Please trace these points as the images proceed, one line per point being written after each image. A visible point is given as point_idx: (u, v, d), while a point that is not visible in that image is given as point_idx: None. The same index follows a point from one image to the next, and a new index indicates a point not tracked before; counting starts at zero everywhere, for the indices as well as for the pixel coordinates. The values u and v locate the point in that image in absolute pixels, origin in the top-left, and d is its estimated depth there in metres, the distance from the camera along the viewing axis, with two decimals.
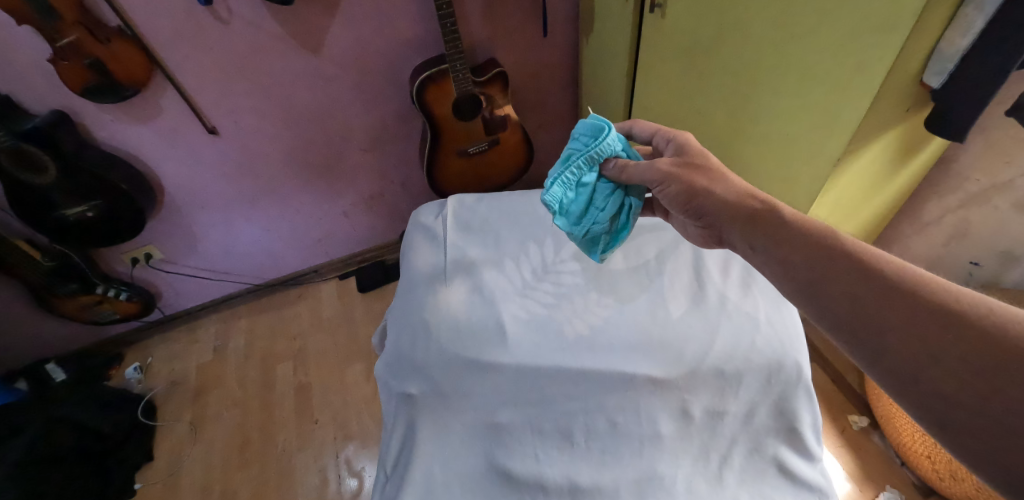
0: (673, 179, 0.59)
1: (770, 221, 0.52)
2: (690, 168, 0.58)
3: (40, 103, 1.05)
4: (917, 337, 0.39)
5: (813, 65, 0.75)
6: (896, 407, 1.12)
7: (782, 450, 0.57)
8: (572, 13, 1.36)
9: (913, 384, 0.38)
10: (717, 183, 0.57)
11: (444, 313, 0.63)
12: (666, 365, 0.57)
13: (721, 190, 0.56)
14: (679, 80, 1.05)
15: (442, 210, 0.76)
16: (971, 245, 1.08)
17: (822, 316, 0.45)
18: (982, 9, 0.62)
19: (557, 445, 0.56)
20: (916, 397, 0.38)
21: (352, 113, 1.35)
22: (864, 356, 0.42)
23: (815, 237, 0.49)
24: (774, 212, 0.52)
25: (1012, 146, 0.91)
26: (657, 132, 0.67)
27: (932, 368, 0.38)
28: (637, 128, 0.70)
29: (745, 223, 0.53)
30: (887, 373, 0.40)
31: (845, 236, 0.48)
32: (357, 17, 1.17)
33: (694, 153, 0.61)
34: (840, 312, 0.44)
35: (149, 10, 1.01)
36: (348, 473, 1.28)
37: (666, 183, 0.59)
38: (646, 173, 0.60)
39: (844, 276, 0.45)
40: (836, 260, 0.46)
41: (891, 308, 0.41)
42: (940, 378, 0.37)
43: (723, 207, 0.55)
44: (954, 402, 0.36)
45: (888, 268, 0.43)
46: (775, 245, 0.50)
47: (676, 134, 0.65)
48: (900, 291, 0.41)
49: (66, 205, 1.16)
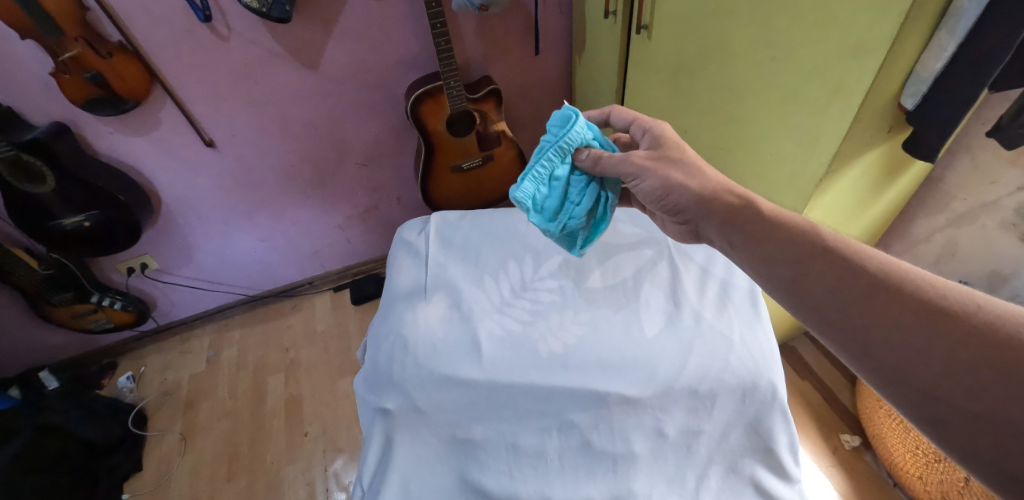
0: (648, 173, 0.60)
1: (744, 215, 0.54)
2: (665, 162, 0.60)
3: (41, 115, 1.07)
4: (902, 336, 0.40)
5: (791, 88, 0.77)
6: (888, 426, 1.11)
7: (759, 470, 0.57)
8: (566, 32, 1.39)
9: (903, 381, 0.39)
10: (693, 178, 0.58)
11: (423, 329, 0.63)
12: (639, 384, 0.57)
13: (696, 185, 0.58)
14: (666, 101, 1.07)
15: (425, 226, 0.77)
16: (961, 264, 1.07)
17: (810, 314, 0.46)
18: (953, 33, 0.63)
19: (531, 462, 0.56)
20: (907, 394, 0.39)
21: (348, 128, 1.38)
22: (854, 353, 0.43)
23: (797, 237, 0.49)
24: (752, 210, 0.53)
25: (997, 167, 0.93)
26: (634, 121, 0.67)
27: (922, 366, 0.39)
28: (613, 117, 0.70)
29: (722, 220, 0.55)
30: (877, 372, 0.41)
31: (829, 232, 0.49)
32: (354, 34, 1.20)
33: (670, 145, 0.62)
34: (826, 309, 0.45)
35: (150, 26, 1.03)
36: (336, 487, 1.27)
37: (641, 177, 0.60)
38: (621, 166, 0.61)
39: (829, 275, 0.45)
40: (820, 258, 0.47)
41: (878, 306, 0.42)
42: (931, 377, 0.38)
43: (697, 204, 0.57)
44: (944, 402, 0.37)
45: (874, 265, 0.44)
46: (756, 243, 0.51)
47: (652, 125, 0.65)
48: (887, 290, 0.42)
49: (64, 215, 1.18)
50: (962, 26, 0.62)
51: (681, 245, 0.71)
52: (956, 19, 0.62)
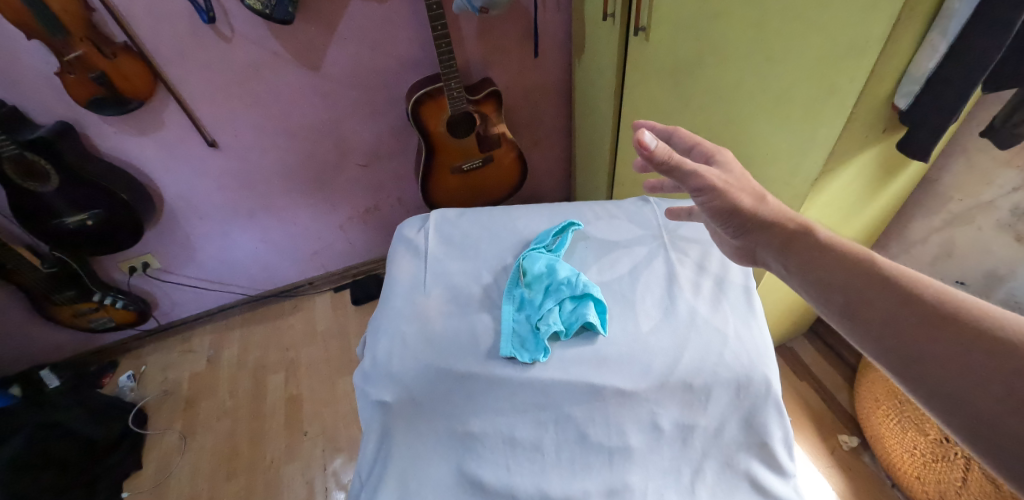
0: (719, 193, 0.58)
1: (807, 243, 0.54)
2: (735, 185, 0.58)
3: (46, 114, 1.08)
4: (956, 367, 0.40)
5: (787, 88, 0.78)
6: (885, 427, 1.12)
7: (754, 464, 0.57)
8: (565, 35, 1.41)
9: (957, 408, 0.40)
10: (760, 206, 0.58)
11: (420, 323, 0.64)
12: (634, 377, 0.57)
13: (761, 213, 0.57)
14: (665, 103, 1.08)
15: (425, 224, 0.78)
16: (957, 264, 1.08)
17: (866, 338, 0.47)
18: (945, 34, 0.64)
19: (527, 454, 0.56)
20: (965, 423, 0.39)
21: (349, 129, 1.39)
22: (906, 377, 0.44)
23: (852, 264, 0.50)
24: (809, 236, 0.54)
25: (992, 167, 0.93)
26: (697, 145, 0.65)
27: (980, 394, 0.38)
28: (676, 137, 0.67)
29: (782, 248, 0.54)
30: (932, 397, 0.41)
31: (883, 260, 0.49)
32: (355, 36, 1.21)
33: (734, 172, 0.60)
34: (880, 334, 0.45)
35: (154, 26, 1.04)
36: (336, 486, 1.27)
37: (712, 196, 0.58)
38: (696, 179, 0.58)
39: (886, 305, 0.46)
40: (875, 285, 0.47)
41: (937, 338, 0.42)
42: (987, 405, 0.38)
43: (761, 230, 0.57)
44: (1002, 429, 0.37)
45: (928, 295, 0.45)
46: (814, 271, 0.52)
47: (716, 152, 0.64)
48: (943, 320, 0.43)
49: (67, 213, 1.19)
50: (953, 27, 0.62)
51: (678, 242, 0.71)
52: (948, 20, 0.63)
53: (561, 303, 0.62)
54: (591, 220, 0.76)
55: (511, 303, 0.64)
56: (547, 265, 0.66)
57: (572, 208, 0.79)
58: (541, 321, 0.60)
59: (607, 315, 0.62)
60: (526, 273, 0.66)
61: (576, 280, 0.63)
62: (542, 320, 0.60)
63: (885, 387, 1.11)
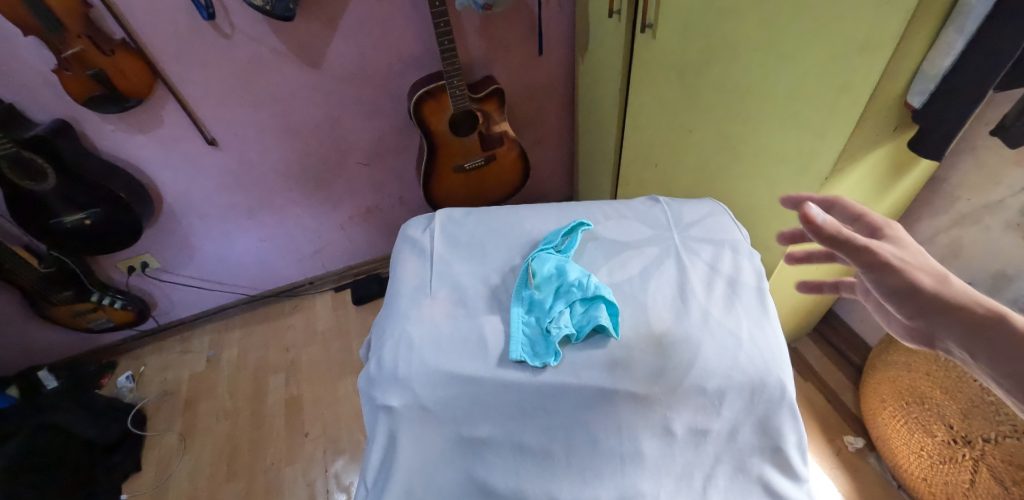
0: (894, 274, 0.48)
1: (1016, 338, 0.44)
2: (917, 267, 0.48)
3: (43, 112, 1.06)
4: None
5: (798, 86, 0.77)
6: (892, 427, 1.09)
7: (768, 470, 0.56)
8: (569, 32, 1.39)
9: None
10: (948, 288, 0.47)
11: (426, 326, 0.62)
12: (645, 381, 0.56)
13: (949, 296, 0.47)
14: (671, 100, 1.07)
15: (430, 223, 0.77)
16: (964, 265, 1.06)
17: None
18: (961, 31, 0.62)
19: (537, 460, 0.55)
20: None
21: (350, 127, 1.37)
22: None
23: None
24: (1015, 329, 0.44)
25: (1001, 166, 0.92)
26: (859, 216, 0.55)
27: None
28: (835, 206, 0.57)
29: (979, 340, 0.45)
30: None
31: None
32: (357, 33, 1.20)
33: (912, 249, 0.51)
34: None
35: (152, 23, 1.03)
36: (337, 489, 1.26)
37: (887, 276, 0.48)
38: (868, 259, 0.48)
39: None
40: None
41: None
42: None
43: (949, 317, 0.46)
44: None
45: None
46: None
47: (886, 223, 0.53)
48: None
49: (64, 212, 1.17)
50: (970, 25, 0.61)
51: (689, 243, 0.70)
52: (964, 17, 0.61)
53: (571, 305, 0.61)
54: (601, 220, 0.75)
55: (520, 304, 0.63)
56: (557, 266, 0.64)
57: (580, 207, 0.77)
58: (552, 324, 0.58)
59: (619, 318, 0.60)
60: (535, 275, 0.65)
61: (587, 282, 0.61)
62: (552, 323, 0.58)
63: (892, 387, 1.08)
